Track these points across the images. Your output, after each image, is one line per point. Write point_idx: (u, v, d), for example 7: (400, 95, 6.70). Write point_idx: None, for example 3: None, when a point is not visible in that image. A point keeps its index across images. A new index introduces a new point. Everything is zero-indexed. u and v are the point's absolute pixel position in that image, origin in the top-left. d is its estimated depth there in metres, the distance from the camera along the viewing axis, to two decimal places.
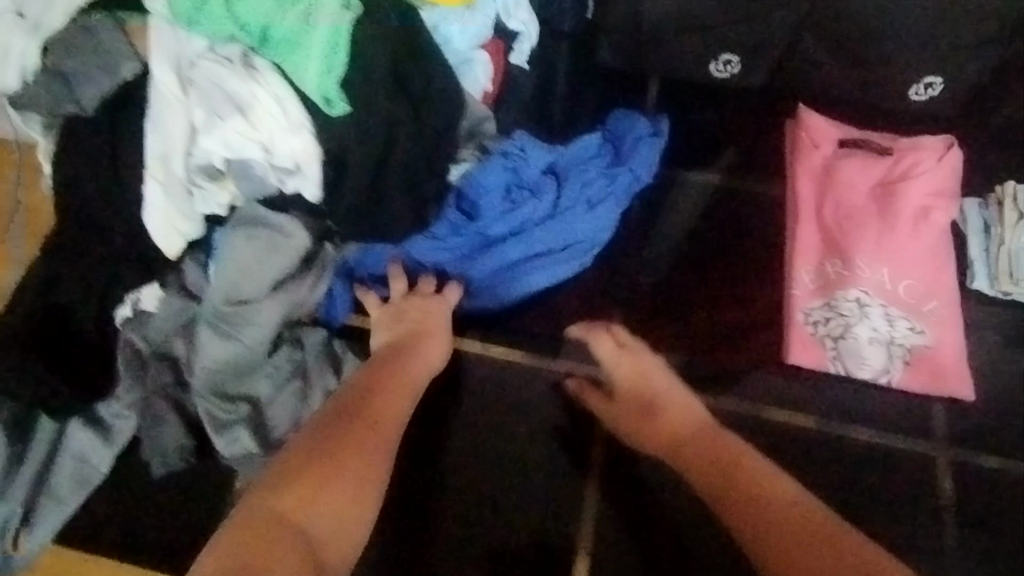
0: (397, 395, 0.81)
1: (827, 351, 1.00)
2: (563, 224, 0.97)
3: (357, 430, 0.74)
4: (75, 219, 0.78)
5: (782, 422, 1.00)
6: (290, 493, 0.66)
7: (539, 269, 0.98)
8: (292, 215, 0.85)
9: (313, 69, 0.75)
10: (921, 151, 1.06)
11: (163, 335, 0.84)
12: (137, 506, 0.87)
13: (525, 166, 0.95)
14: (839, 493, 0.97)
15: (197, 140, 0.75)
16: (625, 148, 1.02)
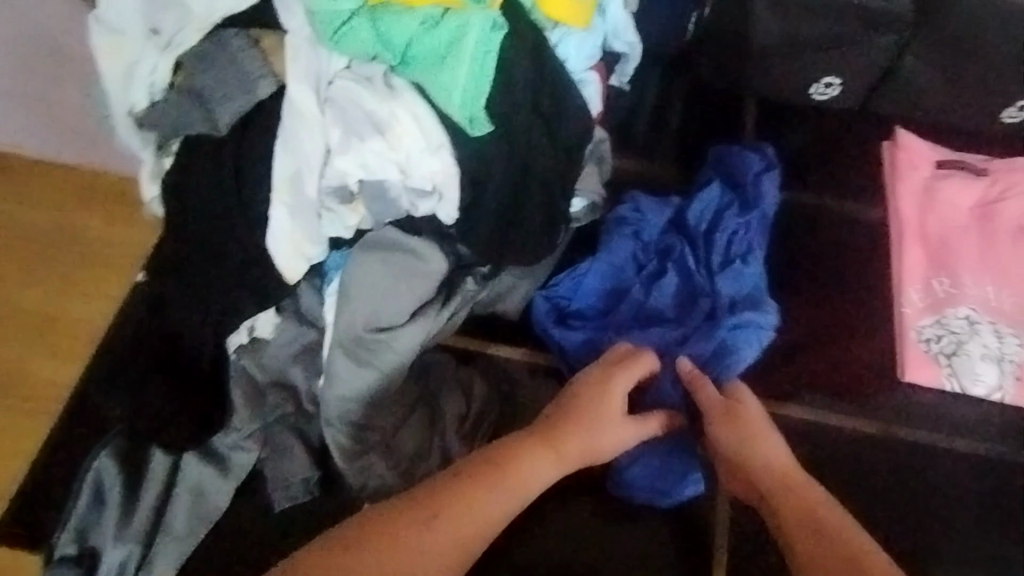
0: (505, 488, 0.70)
1: (942, 368, 0.88)
2: (720, 275, 0.86)
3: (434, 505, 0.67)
4: (195, 245, 0.79)
5: (924, 472, 0.86)
6: (367, 549, 0.64)
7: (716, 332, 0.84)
8: (426, 238, 0.80)
9: (460, 92, 0.73)
10: (1016, 172, 0.97)
11: (279, 363, 0.84)
12: (237, 548, 0.81)
13: (646, 228, 0.90)
14: (987, 550, 0.83)
15: (331, 161, 0.74)
16: (747, 186, 0.91)
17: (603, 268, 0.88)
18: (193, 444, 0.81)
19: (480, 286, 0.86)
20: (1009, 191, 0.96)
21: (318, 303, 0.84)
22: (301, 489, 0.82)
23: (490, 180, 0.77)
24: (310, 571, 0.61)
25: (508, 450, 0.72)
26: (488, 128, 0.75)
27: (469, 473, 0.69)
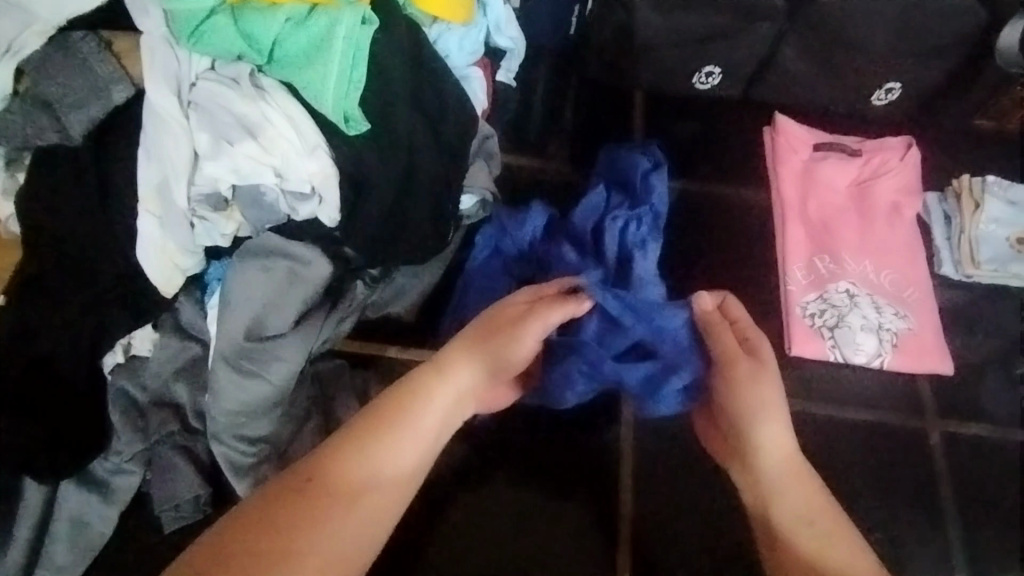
0: (394, 419, 0.66)
1: (825, 340, 0.93)
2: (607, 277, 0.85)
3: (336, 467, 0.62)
4: (54, 260, 0.72)
5: (817, 440, 0.89)
6: (278, 515, 0.59)
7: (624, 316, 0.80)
8: (309, 243, 0.78)
9: (332, 89, 0.71)
10: (887, 151, 1.02)
11: (162, 380, 0.80)
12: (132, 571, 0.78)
13: (510, 242, 0.90)
14: (880, 508, 0.86)
15: (200, 167, 0.71)
16: (635, 186, 0.91)
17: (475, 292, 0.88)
18: (69, 473, 0.75)
19: (371, 289, 0.85)
20: (881, 170, 1.02)
21: (200, 314, 0.81)
22: (191, 509, 0.78)
23: (370, 178, 0.75)
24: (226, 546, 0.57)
25: (408, 389, 0.68)
26: (366, 126, 0.73)
27: (373, 413, 0.66)
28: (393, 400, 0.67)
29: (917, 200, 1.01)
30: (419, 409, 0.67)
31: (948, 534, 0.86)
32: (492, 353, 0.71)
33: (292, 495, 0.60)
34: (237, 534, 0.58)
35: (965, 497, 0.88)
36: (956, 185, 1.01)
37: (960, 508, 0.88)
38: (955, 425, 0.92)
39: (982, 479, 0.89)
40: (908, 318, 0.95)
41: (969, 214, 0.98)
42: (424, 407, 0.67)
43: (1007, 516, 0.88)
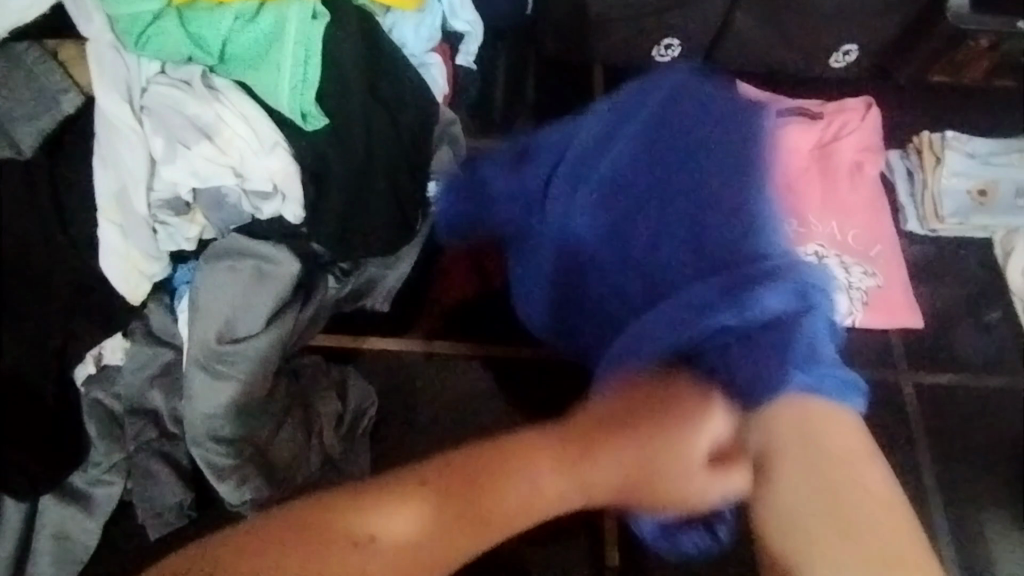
0: (580, 490, 0.62)
1: None
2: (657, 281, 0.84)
3: (409, 482, 0.58)
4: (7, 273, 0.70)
5: None
6: (357, 519, 0.56)
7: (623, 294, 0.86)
8: (276, 244, 0.77)
9: (286, 84, 0.70)
10: (847, 112, 1.03)
11: (136, 389, 0.80)
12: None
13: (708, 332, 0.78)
14: None
15: (157, 172, 0.71)
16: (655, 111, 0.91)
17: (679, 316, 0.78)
18: (48, 489, 0.75)
19: (342, 283, 0.85)
20: (844, 131, 1.03)
21: (171, 320, 0.81)
22: (175, 516, 0.78)
23: (330, 170, 0.74)
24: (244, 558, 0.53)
25: (530, 452, 0.61)
26: (325, 122, 0.72)
27: (476, 458, 0.61)
28: (582, 438, 0.64)
29: (879, 158, 1.02)
30: (587, 471, 0.62)
31: (923, 476, 0.89)
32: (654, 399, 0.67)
33: (406, 493, 0.57)
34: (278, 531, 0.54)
35: (939, 439, 0.91)
36: (918, 141, 1.02)
37: (933, 451, 0.90)
38: (925, 371, 0.94)
39: (954, 422, 0.92)
40: (877, 275, 0.96)
41: (930, 169, 1.00)
42: (547, 474, 0.61)
43: (979, 455, 0.90)
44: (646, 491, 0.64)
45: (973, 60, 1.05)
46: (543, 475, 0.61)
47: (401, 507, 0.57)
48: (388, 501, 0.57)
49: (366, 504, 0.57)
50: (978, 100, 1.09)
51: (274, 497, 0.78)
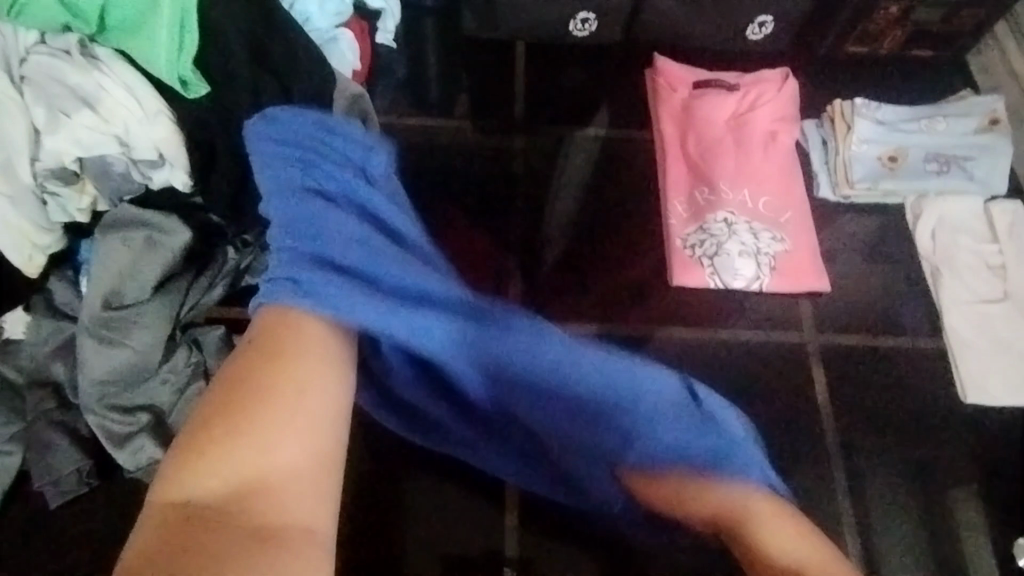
0: (300, 428, 0.49)
1: (704, 268, 0.94)
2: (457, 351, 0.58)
3: (202, 452, 0.47)
4: None
5: (702, 364, 0.92)
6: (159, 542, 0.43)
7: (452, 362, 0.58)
8: (168, 212, 0.77)
9: (162, 52, 0.70)
10: (763, 83, 1.03)
11: (38, 361, 0.80)
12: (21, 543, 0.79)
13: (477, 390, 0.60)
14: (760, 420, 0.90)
15: (41, 142, 0.70)
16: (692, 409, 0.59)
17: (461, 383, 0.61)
18: None
19: (242, 254, 0.84)
20: (759, 101, 1.02)
21: (73, 294, 0.81)
22: (73, 484, 0.79)
23: (219, 140, 0.75)
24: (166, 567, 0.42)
25: (231, 396, 0.49)
26: (206, 89, 0.73)
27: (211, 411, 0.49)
28: (225, 400, 0.49)
29: (793, 128, 1.02)
30: (258, 433, 0.48)
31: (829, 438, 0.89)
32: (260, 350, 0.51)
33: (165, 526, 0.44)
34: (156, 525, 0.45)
35: (842, 402, 0.91)
36: (831, 110, 1.03)
37: (838, 413, 0.91)
38: (833, 330, 0.95)
39: (861, 384, 0.93)
40: (785, 241, 0.96)
41: (841, 136, 1.01)
42: (268, 414, 0.49)
43: (885, 419, 0.91)
44: (276, 386, 0.50)
45: (888, 30, 1.06)
46: (260, 412, 0.49)
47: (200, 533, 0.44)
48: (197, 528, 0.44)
49: (183, 536, 0.43)
50: (896, 70, 1.10)
51: None
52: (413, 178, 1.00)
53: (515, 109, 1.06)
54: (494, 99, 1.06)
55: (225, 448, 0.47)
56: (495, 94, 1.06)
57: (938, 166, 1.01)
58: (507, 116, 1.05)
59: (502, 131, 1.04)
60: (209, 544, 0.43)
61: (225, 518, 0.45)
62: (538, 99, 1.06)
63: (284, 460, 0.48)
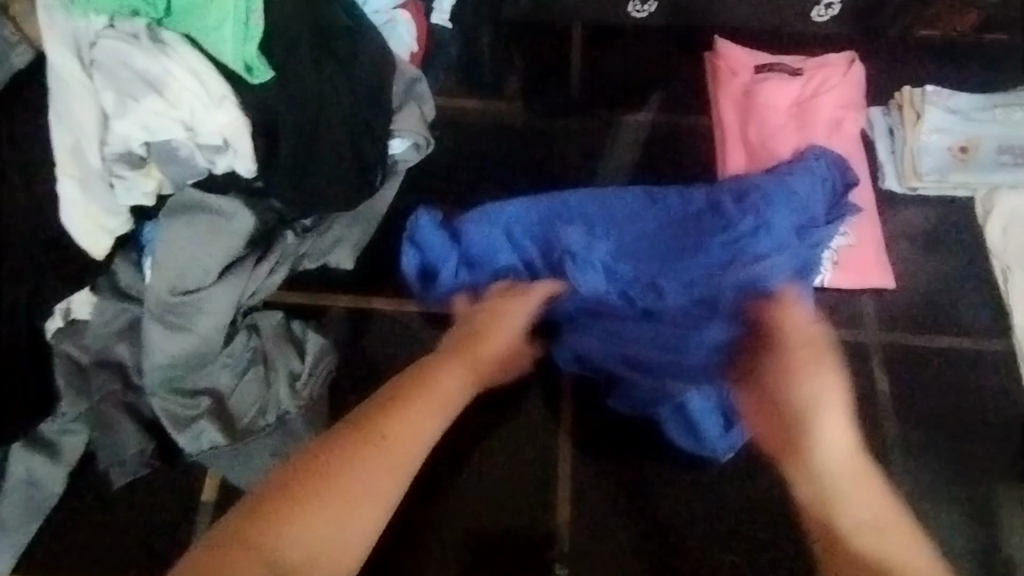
0: (413, 427, 0.72)
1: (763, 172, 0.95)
2: (615, 272, 0.86)
3: (357, 444, 0.68)
4: None
5: None
6: (276, 504, 0.64)
7: (596, 273, 0.85)
8: (230, 196, 0.79)
9: (228, 33, 0.71)
10: (827, 68, 0.97)
11: (104, 340, 0.82)
12: (89, 516, 0.82)
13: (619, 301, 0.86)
14: None
15: (111, 127, 0.71)
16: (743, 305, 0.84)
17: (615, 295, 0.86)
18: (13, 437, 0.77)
19: (302, 240, 0.85)
20: (823, 87, 0.97)
21: (137, 275, 0.83)
22: (137, 464, 0.80)
23: (280, 128, 0.75)
24: (229, 539, 0.61)
25: (380, 407, 0.72)
26: (270, 74, 0.74)
27: (293, 472, 0.67)
28: (408, 389, 0.75)
29: (859, 116, 0.97)
30: (344, 480, 0.67)
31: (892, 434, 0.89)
32: (395, 403, 0.72)
33: (290, 488, 0.65)
34: (282, 486, 0.66)
35: (897, 397, 0.90)
36: (898, 97, 0.99)
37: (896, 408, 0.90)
38: (895, 325, 0.93)
39: (921, 379, 0.91)
40: (848, 235, 0.93)
41: (910, 126, 0.97)
42: (355, 471, 0.67)
43: (949, 419, 0.89)
44: (311, 479, 0.66)
45: (960, 12, 1.00)
46: (372, 409, 0.72)
47: (367, 456, 0.68)
48: (312, 503, 0.65)
49: (313, 486, 0.66)
50: (971, 55, 1.05)
51: (233, 446, 0.80)
52: (465, 162, 0.99)
53: (572, 91, 1.03)
54: (548, 84, 1.03)
55: (335, 471, 0.67)
56: (549, 78, 1.04)
57: (1012, 158, 0.96)
58: (564, 99, 1.03)
59: (558, 114, 1.02)
60: (296, 534, 0.63)
61: (300, 496, 0.65)
62: (594, 81, 1.04)
63: (364, 479, 0.67)
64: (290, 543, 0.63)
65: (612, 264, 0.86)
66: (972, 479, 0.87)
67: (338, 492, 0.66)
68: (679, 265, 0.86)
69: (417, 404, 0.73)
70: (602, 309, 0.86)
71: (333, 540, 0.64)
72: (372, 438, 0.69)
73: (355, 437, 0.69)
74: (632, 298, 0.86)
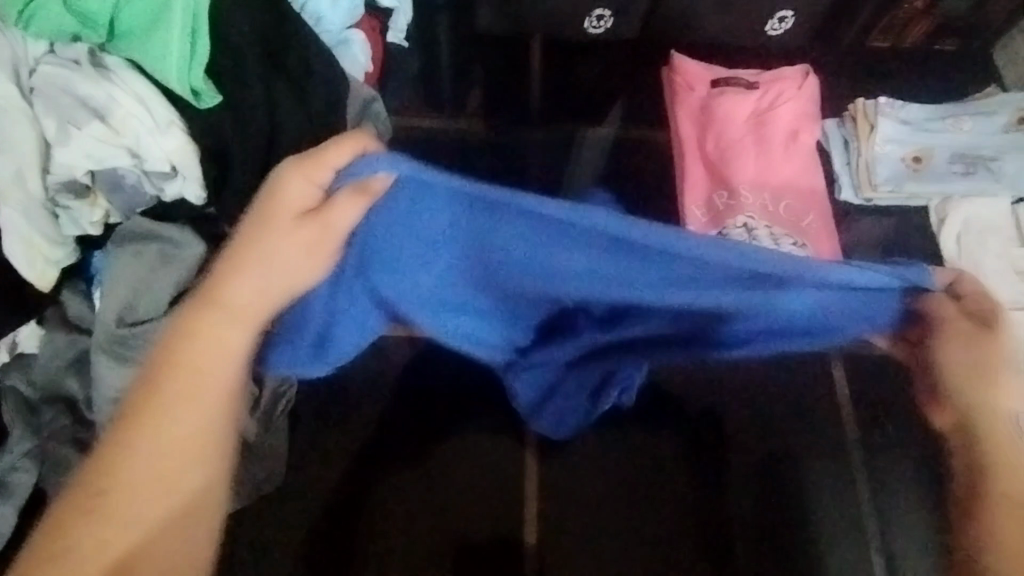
0: (235, 321, 0.55)
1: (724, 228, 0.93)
2: (535, 264, 0.63)
3: (155, 375, 0.54)
4: None
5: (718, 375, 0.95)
6: (127, 451, 0.53)
7: (510, 265, 0.63)
8: (180, 224, 0.77)
9: (174, 58, 0.69)
10: (783, 81, 0.98)
11: (51, 376, 0.79)
12: None
13: (523, 306, 0.69)
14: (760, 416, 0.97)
15: (53, 155, 0.69)
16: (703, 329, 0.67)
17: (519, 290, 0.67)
18: None
19: None
20: (779, 100, 0.98)
21: (87, 307, 0.80)
22: None
23: (231, 154, 0.74)
24: (74, 502, 0.52)
25: (193, 324, 0.54)
26: (217, 98, 0.72)
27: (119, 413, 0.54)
28: (204, 303, 0.55)
29: (814, 128, 0.98)
30: (186, 350, 0.54)
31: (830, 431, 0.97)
32: (210, 293, 0.54)
33: (119, 429, 0.53)
34: (99, 450, 0.53)
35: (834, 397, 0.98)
36: (852, 109, 1.01)
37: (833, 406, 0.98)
38: None
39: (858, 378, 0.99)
40: (806, 247, 0.94)
41: (864, 137, 0.98)
42: (168, 413, 0.53)
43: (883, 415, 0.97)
44: (142, 409, 0.53)
45: (915, 20, 1.01)
46: (178, 323, 0.55)
47: (162, 399, 0.53)
48: (117, 442, 0.53)
49: (132, 428, 0.53)
50: (920, 68, 1.07)
51: None
52: None
53: (532, 105, 1.04)
54: (509, 100, 1.05)
55: (150, 406, 0.53)
56: (509, 96, 1.05)
57: (964, 167, 0.98)
58: (523, 116, 1.05)
59: (518, 133, 1.04)
60: (140, 446, 0.53)
61: (148, 418, 0.53)
62: (555, 96, 1.04)
63: (182, 422, 0.53)
64: (137, 515, 0.53)
65: (531, 247, 0.61)
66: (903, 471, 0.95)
67: (157, 434, 0.53)
68: (627, 254, 0.59)
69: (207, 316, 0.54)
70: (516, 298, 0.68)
71: (179, 487, 0.54)
72: (172, 367, 0.54)
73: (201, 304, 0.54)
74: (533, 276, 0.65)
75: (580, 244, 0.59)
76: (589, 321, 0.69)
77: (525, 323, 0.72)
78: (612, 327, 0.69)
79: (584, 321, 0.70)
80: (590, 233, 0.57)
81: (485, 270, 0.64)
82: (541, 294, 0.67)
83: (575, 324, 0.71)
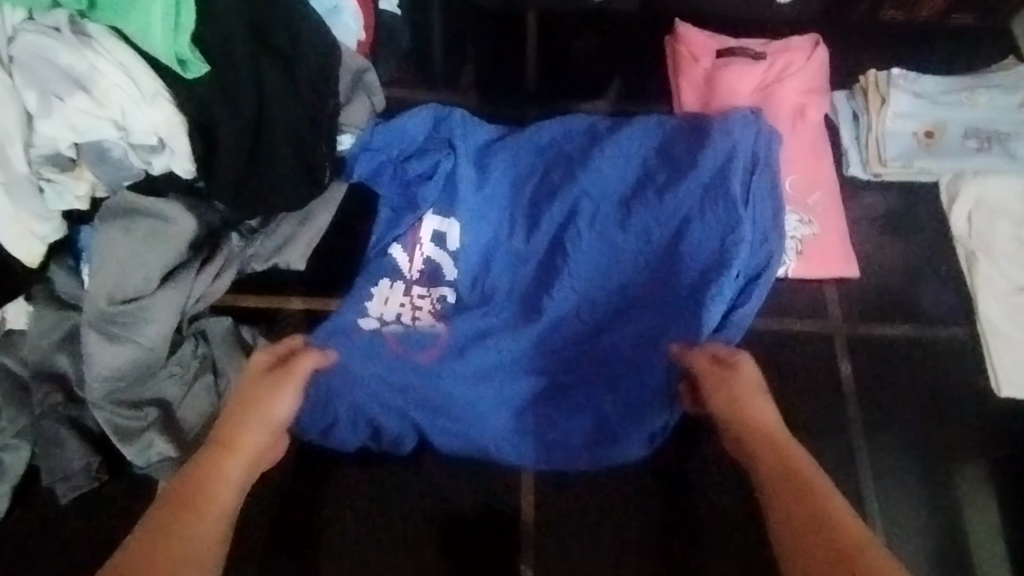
0: (234, 469, 0.65)
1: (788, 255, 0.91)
2: (551, 250, 0.84)
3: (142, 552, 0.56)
4: None
5: None
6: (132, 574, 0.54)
7: (497, 261, 0.84)
8: (170, 199, 0.76)
9: (159, 27, 0.66)
10: (791, 52, 0.95)
11: (43, 353, 0.78)
12: (38, 531, 0.79)
13: (490, 275, 0.84)
14: (780, 402, 0.89)
15: (35, 127, 0.67)
16: (642, 334, 0.81)
17: (506, 258, 0.84)
18: None
19: (249, 241, 0.83)
20: (787, 71, 0.94)
21: (75, 283, 0.79)
22: (83, 479, 0.77)
23: (217, 124, 0.71)
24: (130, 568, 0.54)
25: (187, 479, 0.63)
26: (205, 68, 0.70)
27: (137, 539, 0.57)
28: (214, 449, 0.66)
29: (823, 100, 0.95)
30: (208, 481, 0.63)
31: (859, 417, 0.88)
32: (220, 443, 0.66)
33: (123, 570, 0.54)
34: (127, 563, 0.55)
35: (855, 380, 0.90)
36: (863, 81, 0.98)
37: (855, 392, 0.89)
38: (860, 310, 0.93)
39: (886, 360, 0.91)
40: (813, 224, 0.92)
41: (875, 111, 0.95)
42: (224, 475, 0.64)
43: (918, 401, 0.89)
44: (187, 504, 0.60)
45: None
46: (199, 461, 0.65)
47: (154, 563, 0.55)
48: (177, 525, 0.58)
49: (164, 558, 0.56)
50: (934, 39, 1.03)
51: (183, 459, 0.77)
52: None
53: (528, 79, 1.00)
54: (508, 71, 1.00)
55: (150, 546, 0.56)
56: (508, 65, 1.00)
57: (978, 142, 0.94)
58: (519, 90, 1.00)
59: (516, 103, 0.99)
60: None
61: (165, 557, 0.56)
62: (553, 72, 1.00)
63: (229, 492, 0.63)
64: None
65: (535, 243, 0.84)
66: (939, 459, 0.87)
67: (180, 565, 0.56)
68: (610, 263, 0.83)
69: (222, 465, 0.65)
70: (536, 277, 0.84)
71: None
72: (194, 493, 0.62)
73: (178, 502, 0.60)
74: (525, 263, 0.84)
75: (557, 245, 0.84)
76: (556, 316, 0.83)
77: (502, 283, 0.84)
78: (556, 347, 0.82)
79: (538, 321, 0.82)
80: (580, 236, 0.84)
81: (485, 257, 0.85)
82: (515, 279, 0.84)
83: (498, 306, 0.83)
